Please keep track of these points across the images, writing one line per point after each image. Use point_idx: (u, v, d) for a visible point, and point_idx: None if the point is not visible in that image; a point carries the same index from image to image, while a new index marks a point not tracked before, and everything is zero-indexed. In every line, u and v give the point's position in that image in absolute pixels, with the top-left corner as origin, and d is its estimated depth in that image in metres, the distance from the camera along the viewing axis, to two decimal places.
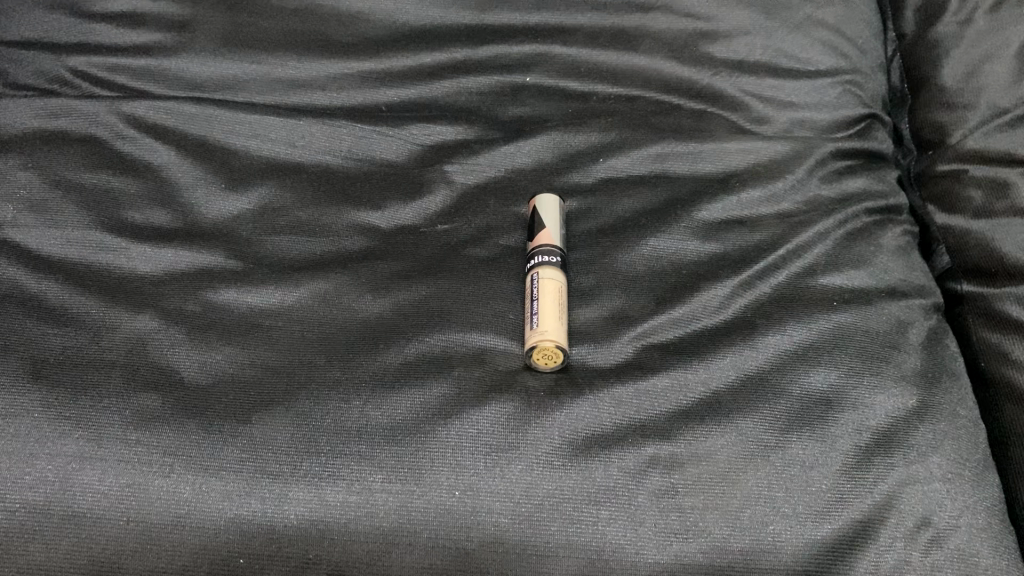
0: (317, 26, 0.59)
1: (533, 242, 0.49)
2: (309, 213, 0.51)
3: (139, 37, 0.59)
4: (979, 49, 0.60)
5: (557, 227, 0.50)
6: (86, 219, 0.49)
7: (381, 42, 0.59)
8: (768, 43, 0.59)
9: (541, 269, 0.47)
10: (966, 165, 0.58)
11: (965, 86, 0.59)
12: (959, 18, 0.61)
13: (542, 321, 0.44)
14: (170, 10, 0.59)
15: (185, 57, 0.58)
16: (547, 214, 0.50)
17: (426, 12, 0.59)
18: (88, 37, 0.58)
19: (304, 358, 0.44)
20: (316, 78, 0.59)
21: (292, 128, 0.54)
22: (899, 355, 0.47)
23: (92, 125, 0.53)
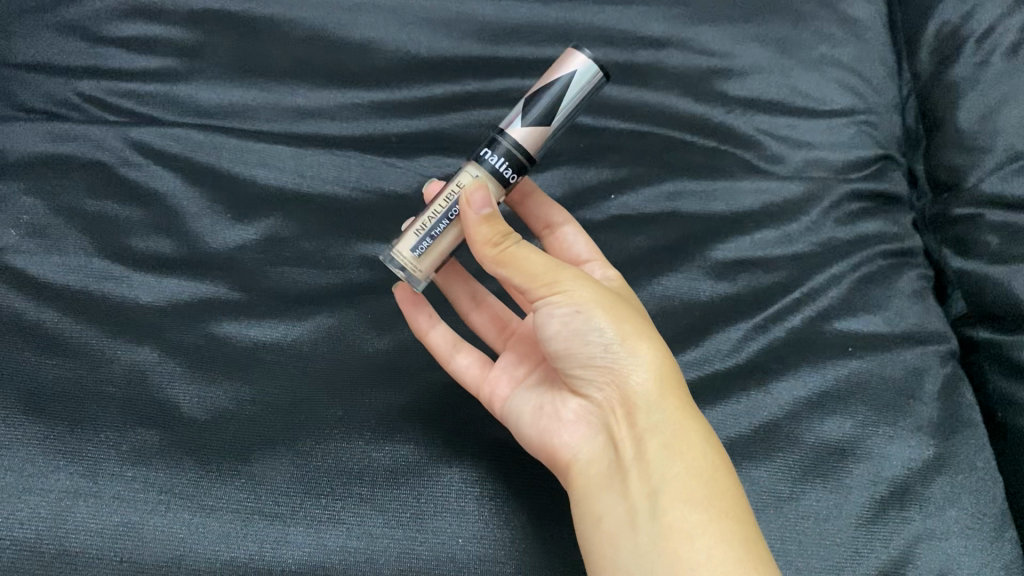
0: (331, 54, 0.59)
1: (560, 63, 0.44)
2: (317, 245, 0.51)
3: (149, 62, 0.58)
4: (994, 94, 0.60)
5: (570, 102, 0.44)
6: (89, 246, 0.48)
7: (394, 71, 0.59)
8: (783, 81, 0.60)
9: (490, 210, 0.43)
10: (983, 210, 0.57)
11: (981, 129, 0.59)
12: (976, 61, 0.62)
13: (438, 250, 0.45)
14: (184, 37, 0.59)
15: (196, 84, 0.58)
16: (566, 113, 0.45)
17: (440, 44, 0.60)
18: (97, 61, 0.58)
19: (307, 395, 0.44)
20: (325, 107, 0.58)
21: (300, 157, 0.54)
22: (915, 404, 0.46)
23: (98, 150, 0.52)
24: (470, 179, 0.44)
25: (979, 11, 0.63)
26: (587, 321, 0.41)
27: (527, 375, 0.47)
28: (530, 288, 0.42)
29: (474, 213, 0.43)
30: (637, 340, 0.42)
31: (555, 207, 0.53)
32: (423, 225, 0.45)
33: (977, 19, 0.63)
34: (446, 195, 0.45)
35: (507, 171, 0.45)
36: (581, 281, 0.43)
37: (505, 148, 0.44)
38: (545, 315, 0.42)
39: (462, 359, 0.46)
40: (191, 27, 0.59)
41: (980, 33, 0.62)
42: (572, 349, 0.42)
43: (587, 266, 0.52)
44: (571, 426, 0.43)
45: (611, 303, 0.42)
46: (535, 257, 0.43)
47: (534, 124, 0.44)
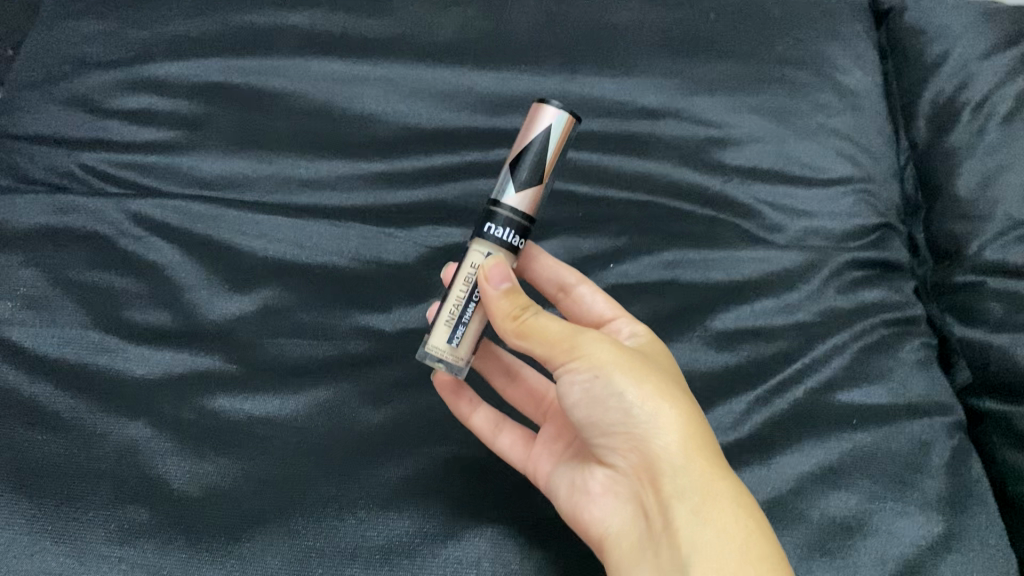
0: (332, 126, 0.60)
1: (534, 118, 0.44)
2: (315, 316, 0.50)
3: (152, 133, 0.59)
4: (991, 162, 0.61)
5: (554, 154, 0.44)
6: (85, 318, 0.48)
7: (395, 142, 0.60)
8: (780, 150, 0.60)
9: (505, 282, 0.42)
10: (985, 277, 0.57)
11: (980, 197, 0.60)
12: (973, 128, 0.63)
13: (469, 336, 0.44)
14: (188, 110, 0.60)
15: (197, 155, 0.58)
16: (554, 164, 0.44)
17: (441, 115, 0.61)
18: (101, 133, 0.59)
19: (301, 472, 0.43)
20: (324, 177, 0.58)
21: (301, 230, 0.54)
22: (922, 478, 0.46)
23: (98, 222, 0.53)
24: (485, 256, 0.43)
25: (973, 81, 0.65)
26: (606, 385, 0.41)
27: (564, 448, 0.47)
28: (551, 356, 0.42)
29: (495, 292, 0.42)
30: (659, 400, 0.41)
31: (568, 269, 0.52)
32: (450, 316, 0.43)
33: (971, 89, 0.64)
34: (463, 278, 0.43)
35: (515, 239, 0.44)
36: (600, 344, 0.42)
37: (509, 217, 0.43)
38: (567, 382, 0.42)
39: (502, 441, 0.47)
40: (195, 100, 0.60)
41: (977, 100, 0.64)
42: (595, 417, 0.42)
43: (614, 323, 0.50)
44: (600, 499, 0.43)
45: (632, 364, 0.42)
46: (555, 326, 0.43)
47: (527, 183, 0.44)
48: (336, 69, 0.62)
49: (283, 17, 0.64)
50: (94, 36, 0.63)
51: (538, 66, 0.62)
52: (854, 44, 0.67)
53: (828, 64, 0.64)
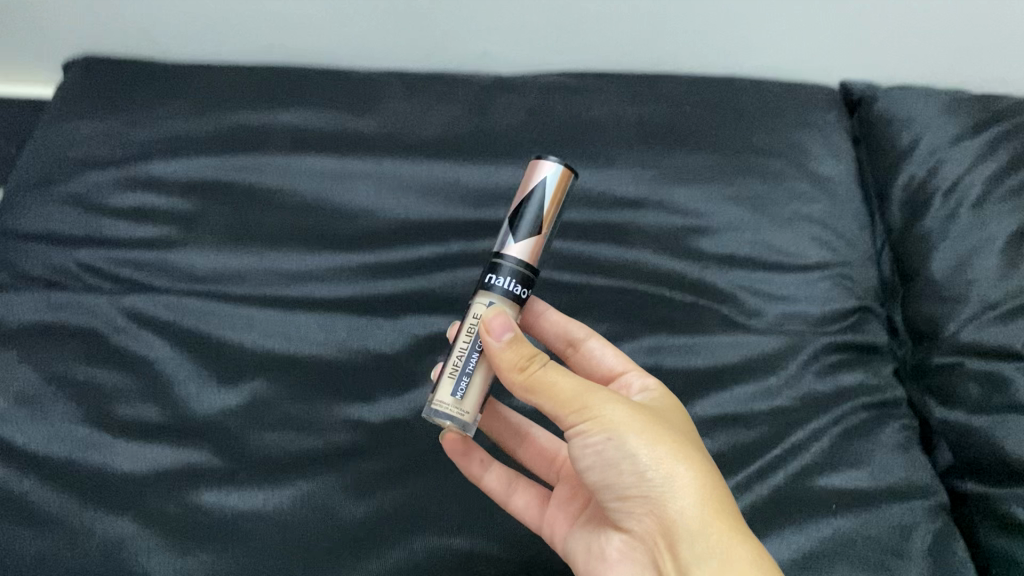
0: (321, 221, 0.62)
1: (531, 173, 0.46)
2: (300, 408, 0.51)
3: (147, 230, 0.61)
4: (964, 245, 0.62)
5: (553, 207, 0.46)
6: (76, 415, 0.50)
7: (382, 234, 0.62)
8: (757, 237, 0.62)
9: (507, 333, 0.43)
10: (963, 359, 0.58)
11: (954, 280, 0.61)
12: (945, 212, 0.64)
13: (475, 390, 0.44)
14: (182, 207, 0.62)
15: (190, 250, 0.60)
16: (554, 217, 0.46)
17: (426, 209, 0.63)
18: (97, 231, 0.61)
19: (281, 566, 0.46)
20: (312, 270, 0.60)
21: (289, 322, 0.55)
22: (901, 563, 0.47)
23: (92, 318, 0.54)
24: (485, 306, 0.44)
25: (943, 167, 0.67)
26: (618, 446, 0.42)
27: (579, 508, 0.48)
28: (560, 415, 0.43)
29: (497, 344, 0.43)
30: (672, 462, 0.42)
31: (575, 324, 0.54)
32: (453, 368, 0.44)
33: (943, 174, 0.66)
34: (466, 331, 0.44)
35: (519, 291, 0.45)
36: (609, 404, 0.43)
37: (513, 268, 0.45)
38: (577, 445, 0.43)
39: (517, 502, 0.49)
40: (190, 198, 0.63)
41: (948, 184, 0.65)
42: (609, 481, 0.43)
43: (625, 377, 0.51)
44: (618, 564, 0.44)
45: (643, 425, 0.43)
46: (564, 382, 0.44)
47: (528, 233, 0.45)
48: (325, 166, 0.64)
49: (273, 116, 0.68)
50: (95, 140, 0.67)
51: (519, 164, 0.65)
52: (827, 133, 0.69)
53: (803, 153, 0.67)
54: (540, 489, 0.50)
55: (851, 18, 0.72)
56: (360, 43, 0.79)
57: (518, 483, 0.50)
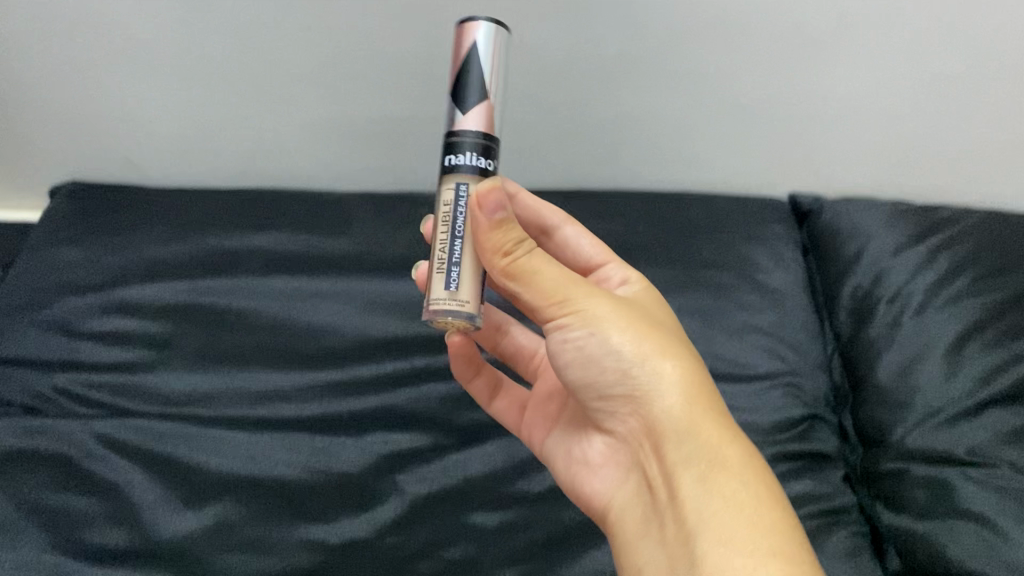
0: (291, 341, 0.64)
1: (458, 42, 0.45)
2: (262, 530, 0.53)
3: (123, 354, 0.64)
4: (906, 352, 0.65)
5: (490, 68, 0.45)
6: (44, 542, 0.52)
7: (348, 353, 0.64)
8: (709, 349, 0.65)
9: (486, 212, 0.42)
10: (909, 464, 0.60)
11: (899, 385, 0.63)
12: (887, 320, 0.68)
13: (470, 274, 0.44)
14: (157, 330, 0.65)
15: (163, 372, 0.63)
16: (496, 82, 0.45)
17: (391, 328, 0.65)
18: (75, 355, 0.64)
19: None
20: (278, 389, 0.62)
21: (252, 442, 0.57)
22: None
23: (65, 444, 0.56)
24: (455, 188, 0.44)
25: (886, 276, 0.70)
26: (601, 339, 0.46)
27: (558, 411, 0.55)
28: (542, 304, 0.46)
29: (487, 216, 0.42)
30: (657, 359, 0.46)
31: (550, 211, 0.58)
32: (440, 262, 0.44)
33: (885, 283, 0.70)
34: (443, 220, 0.44)
35: (481, 162, 0.44)
36: (591, 293, 0.46)
37: (472, 142, 0.44)
38: (562, 338, 0.46)
39: (498, 407, 0.58)
40: (165, 320, 0.65)
41: (891, 293, 0.69)
42: (593, 380, 0.47)
43: (604, 268, 0.57)
44: (601, 472, 0.50)
45: (626, 322, 0.47)
46: (547, 270, 0.45)
47: (477, 102, 0.44)
48: (296, 286, 0.68)
49: (248, 240, 0.71)
50: (76, 265, 0.70)
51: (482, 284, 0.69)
52: (776, 246, 0.74)
53: (753, 266, 0.71)
54: (517, 395, 0.58)
55: (789, 142, 0.79)
56: (334, 163, 0.85)
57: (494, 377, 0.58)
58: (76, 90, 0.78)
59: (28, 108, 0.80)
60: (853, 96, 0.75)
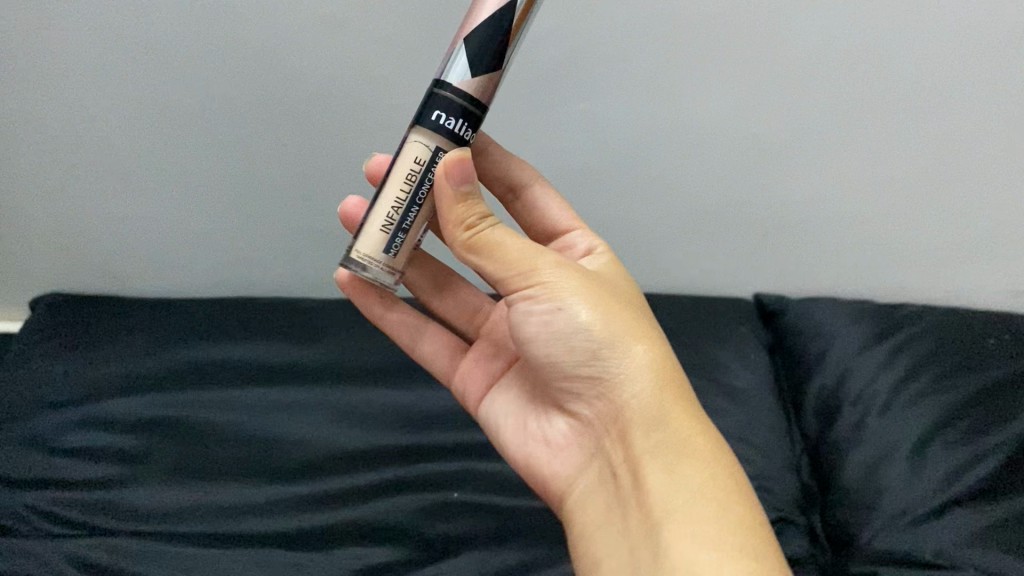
0: (268, 452, 0.67)
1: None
2: None
3: (96, 470, 0.65)
4: (871, 451, 0.67)
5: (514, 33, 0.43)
6: None
7: (323, 462, 0.66)
8: None
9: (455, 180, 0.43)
10: (878, 567, 0.59)
11: (865, 485, 0.65)
12: (852, 420, 0.70)
13: (407, 238, 0.45)
14: (131, 445, 0.66)
15: (135, 488, 0.64)
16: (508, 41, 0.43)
17: (366, 439, 0.68)
18: (47, 470, 0.64)
19: None
20: (251, 500, 0.63)
21: (223, 560, 0.58)
22: None
23: (35, 563, 0.56)
24: (427, 151, 0.43)
25: (850, 376, 0.73)
26: (569, 316, 0.46)
27: (500, 369, 0.58)
28: (505, 273, 0.47)
29: (455, 186, 0.43)
30: (627, 342, 0.46)
31: (520, 171, 0.60)
32: (389, 221, 0.44)
33: (848, 384, 0.72)
34: (406, 178, 0.44)
35: (463, 132, 0.44)
36: (557, 267, 0.47)
37: (456, 100, 0.42)
38: (526, 309, 0.47)
39: (422, 349, 0.62)
40: (140, 436, 0.67)
41: (854, 394, 0.71)
42: (558, 358, 0.48)
43: (567, 235, 0.60)
44: (561, 455, 0.50)
45: (596, 302, 0.47)
46: (510, 242, 0.46)
47: (479, 59, 0.42)
48: (273, 396, 0.71)
49: (228, 351, 0.75)
50: (54, 382, 0.72)
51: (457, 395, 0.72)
52: (739, 346, 0.79)
53: (720, 370, 0.76)
54: (447, 340, 0.62)
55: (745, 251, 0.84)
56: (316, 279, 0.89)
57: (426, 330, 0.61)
58: (64, 212, 0.82)
59: (19, 229, 0.83)
60: (804, 208, 0.79)
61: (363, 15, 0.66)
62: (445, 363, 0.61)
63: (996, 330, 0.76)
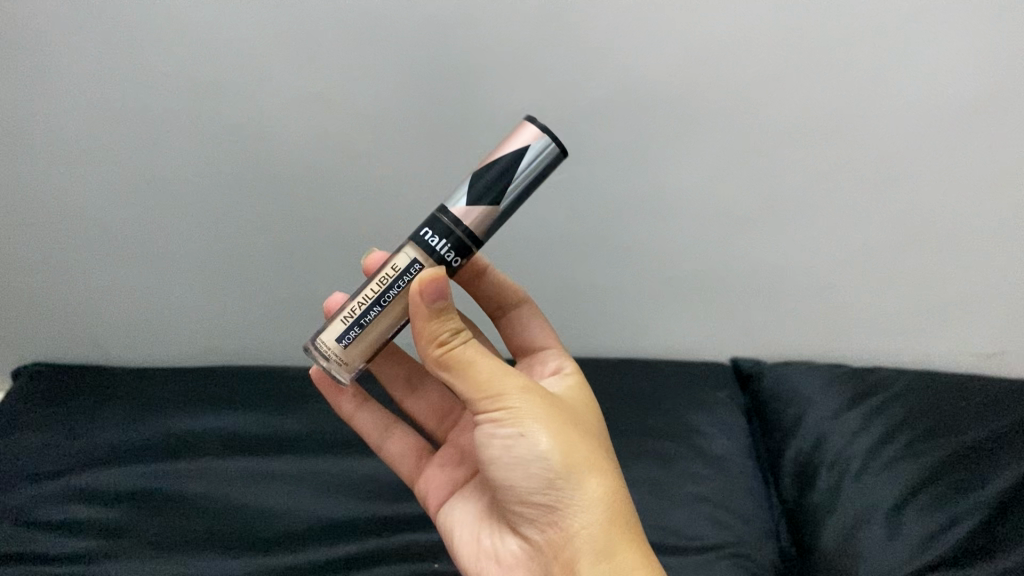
0: (250, 523, 0.68)
1: (515, 135, 0.46)
2: None
3: (79, 543, 0.66)
4: (848, 514, 0.67)
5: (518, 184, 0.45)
6: None
7: (303, 533, 0.68)
8: (659, 522, 0.68)
9: (424, 295, 0.45)
10: None
11: (843, 549, 0.65)
12: (829, 484, 0.71)
13: (368, 336, 0.48)
14: (114, 517, 0.68)
15: (118, 561, 0.65)
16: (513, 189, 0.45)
17: (347, 508, 0.70)
18: (31, 544, 0.65)
19: None
20: (227, 569, 0.65)
21: None
22: None
23: None
24: (405, 262, 0.46)
25: (826, 441, 0.74)
26: (529, 444, 0.47)
27: (464, 477, 0.60)
28: (473, 396, 0.48)
29: (427, 303, 0.45)
30: (584, 477, 0.48)
31: (512, 292, 0.64)
32: (352, 313, 0.47)
33: (825, 449, 0.74)
34: (380, 279, 0.47)
35: (443, 256, 0.46)
36: (523, 394, 0.48)
37: (448, 225, 0.45)
38: (489, 431, 0.48)
39: (390, 449, 0.65)
40: (123, 508, 0.69)
41: (831, 459, 0.72)
42: (516, 483, 0.48)
43: (544, 355, 0.63)
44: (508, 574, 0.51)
45: (557, 432, 0.48)
46: (480, 364, 0.48)
47: (478, 198, 0.45)
48: (255, 466, 0.73)
49: (209, 421, 0.77)
50: (38, 453, 0.73)
51: None
52: (718, 412, 0.80)
53: (697, 436, 0.77)
54: (415, 442, 0.65)
55: (725, 317, 0.86)
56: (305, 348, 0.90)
57: (394, 431, 0.65)
58: (54, 288, 0.83)
59: (10, 308, 0.85)
60: (778, 275, 0.81)
61: (350, 89, 0.68)
62: (411, 463, 0.64)
63: (973, 392, 0.77)
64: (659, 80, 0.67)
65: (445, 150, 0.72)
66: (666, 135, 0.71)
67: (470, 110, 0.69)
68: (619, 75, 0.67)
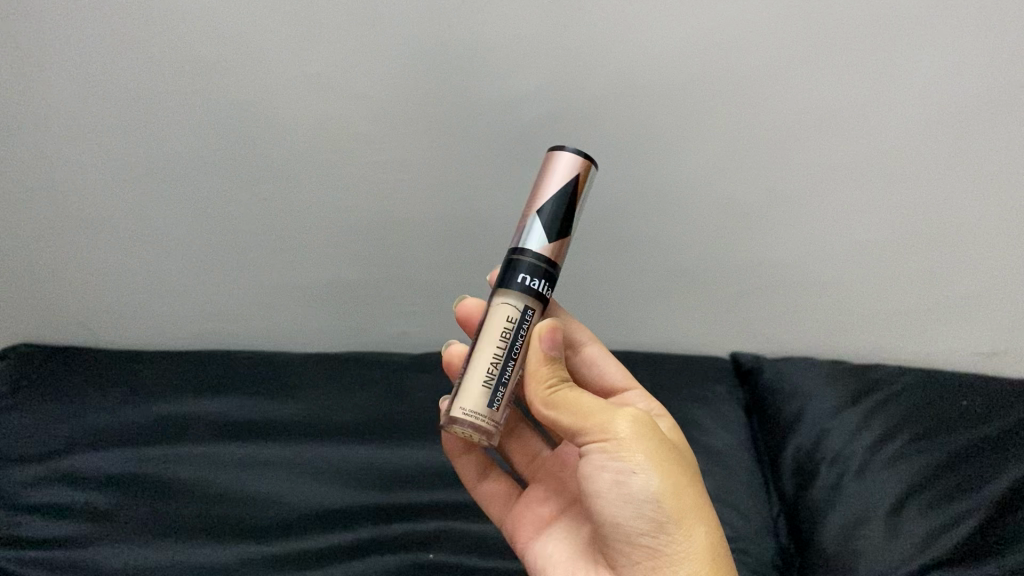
0: (240, 511, 0.68)
1: (552, 163, 0.50)
2: None
3: (63, 528, 0.65)
4: (849, 511, 0.67)
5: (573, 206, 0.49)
6: None
7: (296, 522, 0.67)
8: None
9: (543, 333, 0.51)
10: None
11: (844, 547, 0.65)
12: (829, 482, 0.70)
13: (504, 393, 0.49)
14: (100, 503, 0.67)
15: (106, 548, 0.65)
16: (573, 210, 0.50)
17: (341, 496, 0.69)
18: (15, 528, 0.65)
19: None
20: (214, 556, 0.65)
21: None
22: None
23: None
24: (518, 310, 0.48)
25: (827, 437, 0.74)
26: (640, 481, 0.49)
27: (553, 515, 0.61)
28: (584, 426, 0.51)
29: (542, 349, 0.52)
30: (690, 522, 0.49)
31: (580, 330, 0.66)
32: (490, 378, 0.48)
33: (825, 445, 0.73)
34: (501, 333, 0.48)
35: (538, 286, 0.49)
36: (632, 429, 0.51)
37: (534, 262, 0.49)
38: (599, 461, 0.51)
39: (485, 488, 0.66)
40: (109, 494, 0.68)
41: (832, 456, 0.72)
42: (626, 520, 0.50)
43: (628, 393, 0.66)
44: None
45: (666, 472, 0.50)
46: (586, 403, 0.53)
47: (549, 226, 0.49)
48: (246, 453, 0.72)
49: (198, 406, 0.76)
50: (19, 435, 0.72)
51: (436, 453, 0.74)
52: (716, 406, 0.81)
53: (693, 432, 0.77)
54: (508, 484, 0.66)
55: (722, 313, 0.86)
56: (299, 337, 0.89)
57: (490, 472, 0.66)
58: (43, 276, 0.82)
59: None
60: (777, 272, 0.81)
61: (347, 79, 0.67)
62: (503, 502, 0.65)
63: (973, 391, 0.76)
64: (664, 70, 0.66)
65: (447, 130, 0.70)
66: (668, 124, 0.69)
67: (474, 90, 0.67)
68: (626, 61, 0.65)
